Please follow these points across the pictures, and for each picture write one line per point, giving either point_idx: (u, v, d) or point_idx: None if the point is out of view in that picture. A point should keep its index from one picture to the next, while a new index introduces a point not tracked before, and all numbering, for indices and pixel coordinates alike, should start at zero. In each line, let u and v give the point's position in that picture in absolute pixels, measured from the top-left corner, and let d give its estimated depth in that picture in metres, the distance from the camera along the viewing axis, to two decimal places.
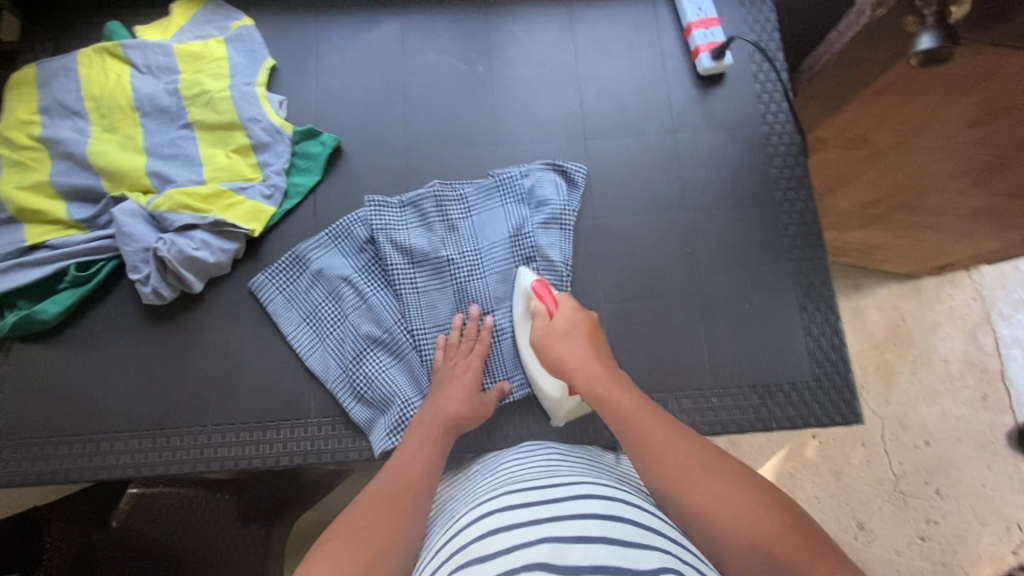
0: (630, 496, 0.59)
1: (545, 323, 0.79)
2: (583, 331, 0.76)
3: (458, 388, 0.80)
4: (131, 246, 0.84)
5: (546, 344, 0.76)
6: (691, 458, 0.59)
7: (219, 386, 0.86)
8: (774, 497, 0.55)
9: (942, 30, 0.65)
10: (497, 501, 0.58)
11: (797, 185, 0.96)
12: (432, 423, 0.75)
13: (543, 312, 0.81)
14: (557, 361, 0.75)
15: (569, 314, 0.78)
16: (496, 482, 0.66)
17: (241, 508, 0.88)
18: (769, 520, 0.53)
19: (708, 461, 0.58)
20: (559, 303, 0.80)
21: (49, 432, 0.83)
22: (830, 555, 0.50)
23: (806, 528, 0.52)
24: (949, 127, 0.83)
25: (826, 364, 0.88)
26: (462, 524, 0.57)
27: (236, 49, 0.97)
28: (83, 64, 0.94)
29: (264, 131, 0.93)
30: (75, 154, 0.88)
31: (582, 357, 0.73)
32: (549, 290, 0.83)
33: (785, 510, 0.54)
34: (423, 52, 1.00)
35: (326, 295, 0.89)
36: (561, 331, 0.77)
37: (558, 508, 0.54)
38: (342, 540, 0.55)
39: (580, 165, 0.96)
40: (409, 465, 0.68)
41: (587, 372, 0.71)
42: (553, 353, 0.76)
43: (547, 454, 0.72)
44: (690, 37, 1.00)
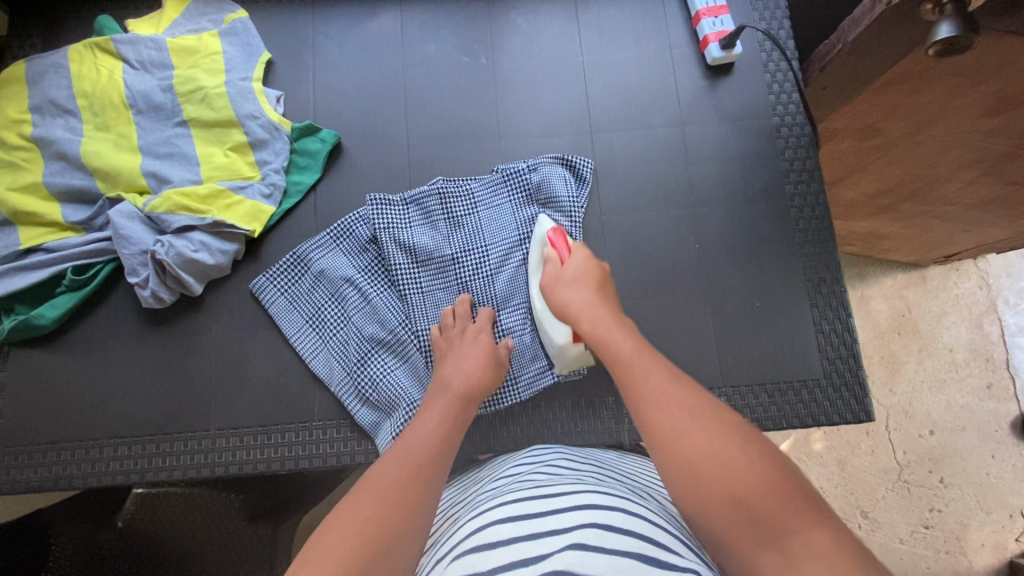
0: (629, 501, 0.58)
1: (556, 268, 0.80)
2: (591, 279, 0.77)
3: (473, 350, 0.79)
4: (128, 249, 0.82)
5: (554, 288, 0.78)
6: (684, 404, 0.56)
7: (223, 391, 0.84)
8: (767, 450, 0.51)
9: (960, 20, 0.63)
10: (494, 511, 0.57)
11: (808, 178, 0.94)
12: (455, 392, 0.74)
13: (556, 258, 0.82)
14: (563, 306, 0.76)
15: (582, 261, 0.80)
16: (502, 489, 0.65)
17: (247, 507, 0.85)
18: (757, 470, 0.49)
19: (701, 408, 0.55)
20: (572, 249, 0.82)
21: (50, 438, 0.82)
22: (816, 513, 0.46)
23: (794, 484, 0.48)
24: (962, 116, 0.80)
25: (836, 362, 0.87)
26: (464, 533, 0.56)
27: (230, 42, 0.95)
28: (74, 60, 0.91)
29: (262, 128, 0.90)
30: (69, 154, 0.86)
31: (587, 302, 0.74)
32: (563, 237, 0.84)
33: (776, 463, 0.50)
34: (423, 44, 0.98)
35: (328, 296, 0.87)
36: (570, 277, 0.78)
37: (558, 519, 0.52)
38: (340, 534, 0.50)
39: (588, 160, 0.93)
40: (419, 445, 0.64)
41: (593, 317, 0.72)
42: (559, 297, 0.77)
43: (556, 460, 0.71)
44: (699, 26, 0.97)
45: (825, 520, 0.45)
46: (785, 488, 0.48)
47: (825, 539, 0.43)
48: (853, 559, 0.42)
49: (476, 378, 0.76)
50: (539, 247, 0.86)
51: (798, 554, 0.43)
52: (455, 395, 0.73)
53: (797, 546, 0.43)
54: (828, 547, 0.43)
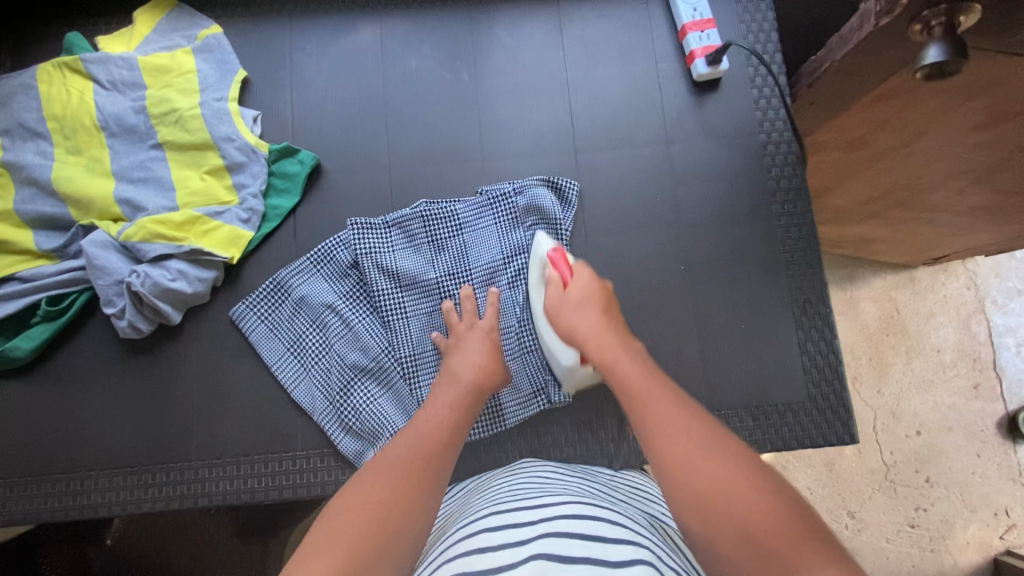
0: (617, 512, 0.57)
1: (559, 290, 0.77)
2: (599, 300, 0.74)
3: (479, 340, 0.78)
4: (103, 280, 0.81)
5: (560, 311, 0.75)
6: (694, 432, 0.52)
7: (204, 421, 0.83)
8: (775, 482, 0.48)
9: (948, 44, 0.61)
10: (485, 520, 0.56)
11: (795, 197, 0.93)
12: (466, 383, 0.72)
13: (558, 279, 0.78)
14: (570, 330, 0.73)
15: (584, 283, 0.76)
16: (495, 498, 0.64)
17: (235, 525, 1.00)
18: (767, 504, 0.46)
19: (709, 435, 0.52)
20: (574, 270, 0.78)
21: (31, 471, 0.81)
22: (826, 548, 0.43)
23: (800, 515, 0.45)
24: (951, 130, 0.79)
25: (822, 383, 0.87)
26: (453, 540, 0.56)
27: (205, 60, 0.92)
28: (42, 81, 0.88)
29: (239, 151, 0.88)
30: (40, 180, 0.84)
31: (595, 326, 0.70)
32: (565, 257, 0.80)
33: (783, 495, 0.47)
34: (404, 59, 0.95)
35: (310, 323, 0.86)
36: (574, 300, 0.74)
37: (546, 527, 0.52)
38: (347, 516, 0.50)
39: (574, 181, 0.92)
40: (428, 433, 0.63)
41: (599, 341, 0.68)
42: (565, 322, 0.73)
43: (549, 475, 0.70)
44: (685, 40, 0.95)
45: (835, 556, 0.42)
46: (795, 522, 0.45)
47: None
48: None
49: (487, 369, 0.75)
50: (538, 266, 0.83)
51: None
52: (465, 384, 0.72)
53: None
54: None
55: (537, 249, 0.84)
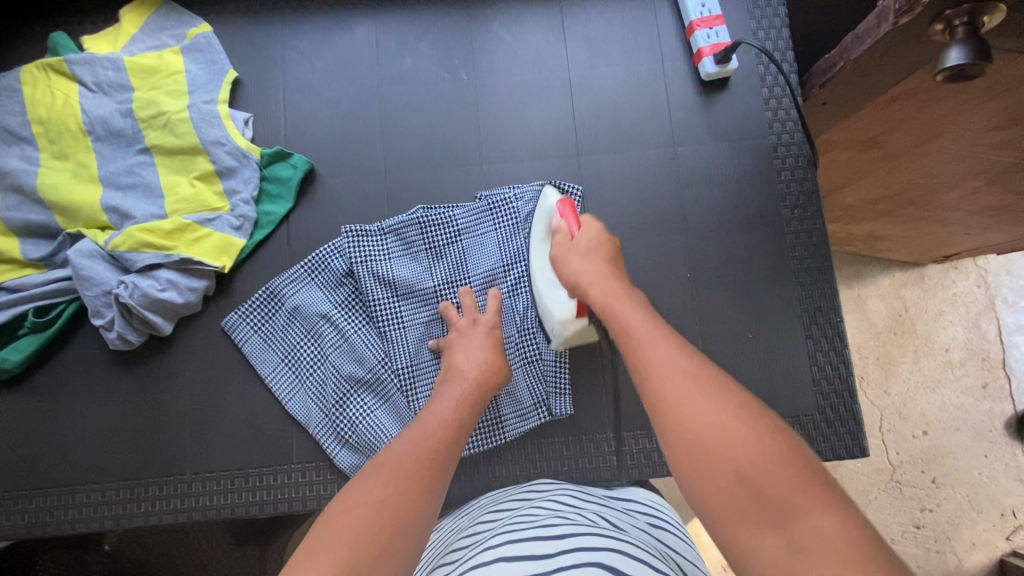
0: (636, 547, 0.55)
1: (565, 241, 0.70)
2: (605, 253, 0.66)
3: (482, 340, 0.77)
4: (91, 290, 0.78)
5: (564, 261, 0.68)
6: (696, 376, 0.48)
7: (197, 434, 0.82)
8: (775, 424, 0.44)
9: (972, 43, 0.57)
10: (501, 548, 0.54)
11: (806, 201, 0.89)
12: (471, 380, 0.71)
13: (565, 232, 0.71)
14: (572, 280, 0.66)
15: (592, 232, 0.69)
16: (508, 521, 0.61)
17: (235, 533, 0.99)
18: (763, 445, 0.42)
19: (707, 378, 0.48)
20: (582, 223, 0.70)
21: (22, 486, 0.80)
22: (827, 492, 0.40)
23: (803, 461, 0.42)
24: (968, 131, 0.74)
25: (832, 394, 0.84)
26: (467, 565, 0.54)
27: (193, 60, 0.89)
28: (26, 83, 0.85)
29: (229, 155, 0.85)
30: (25, 187, 0.81)
31: (598, 275, 0.63)
32: (575, 211, 0.72)
33: (785, 436, 0.43)
34: (400, 58, 0.92)
35: (304, 334, 0.84)
36: (583, 249, 0.67)
37: (563, 559, 0.50)
38: (352, 516, 0.47)
39: (578, 185, 0.89)
40: (429, 433, 0.60)
41: (603, 288, 0.62)
42: (568, 270, 0.66)
43: (566, 500, 0.67)
44: (692, 37, 0.91)
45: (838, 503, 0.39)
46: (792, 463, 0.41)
47: (836, 524, 0.37)
48: (871, 553, 0.35)
49: (490, 366, 0.73)
50: (546, 221, 0.76)
51: (804, 542, 0.37)
52: (471, 381, 0.70)
53: (803, 530, 0.37)
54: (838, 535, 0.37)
55: (544, 202, 0.78)
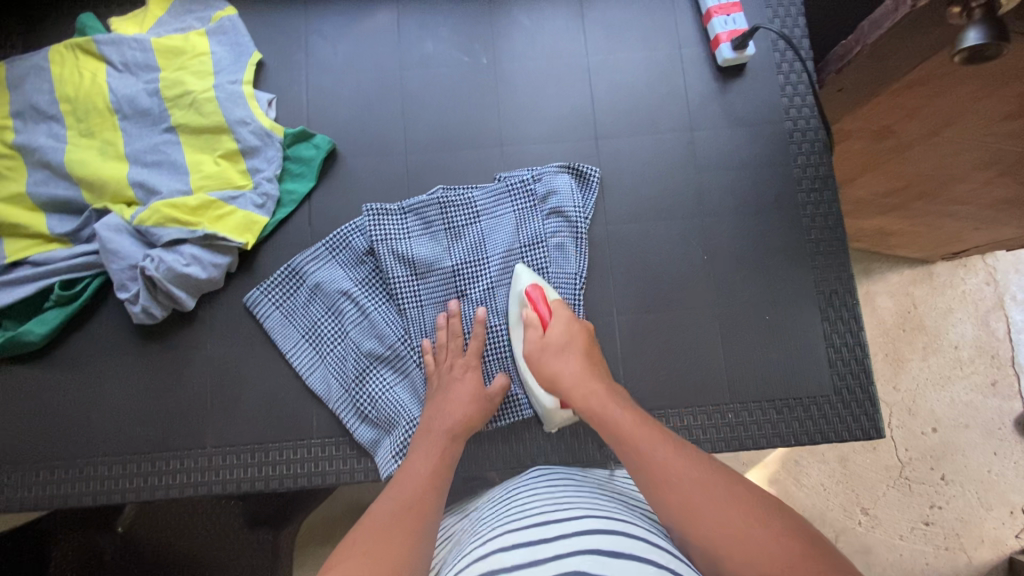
0: (636, 525, 0.56)
1: (537, 336, 0.74)
2: (579, 346, 0.73)
3: (461, 390, 0.77)
4: (117, 264, 0.80)
5: (542, 361, 0.72)
6: (699, 482, 0.54)
7: (218, 409, 0.82)
8: (783, 515, 0.51)
9: (989, 25, 0.58)
10: (500, 538, 0.55)
11: (822, 185, 0.90)
12: (440, 430, 0.73)
13: (537, 321, 0.76)
14: (554, 378, 0.71)
15: (565, 327, 0.75)
16: (507, 514, 0.62)
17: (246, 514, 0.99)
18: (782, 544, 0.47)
19: (708, 479, 0.55)
20: (553, 311, 0.77)
21: (45, 457, 0.81)
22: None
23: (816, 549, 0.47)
24: (982, 119, 0.74)
25: (847, 376, 0.85)
26: (469, 559, 0.55)
27: (218, 42, 0.90)
28: (55, 63, 0.87)
29: (253, 134, 0.86)
30: (52, 163, 0.83)
31: (578, 373, 0.70)
32: (542, 295, 0.78)
33: (792, 523, 0.50)
34: (421, 42, 0.93)
35: (325, 310, 0.85)
36: (557, 344, 0.73)
37: (558, 545, 0.51)
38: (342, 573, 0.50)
39: (596, 167, 0.90)
40: (408, 486, 0.64)
41: (586, 389, 0.68)
42: (549, 370, 0.72)
43: (564, 484, 0.68)
44: (710, 24, 0.92)
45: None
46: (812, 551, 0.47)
47: None
48: None
49: (463, 417, 0.75)
50: (517, 307, 0.81)
51: None
52: (441, 431, 0.73)
53: None
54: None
55: (515, 283, 0.83)
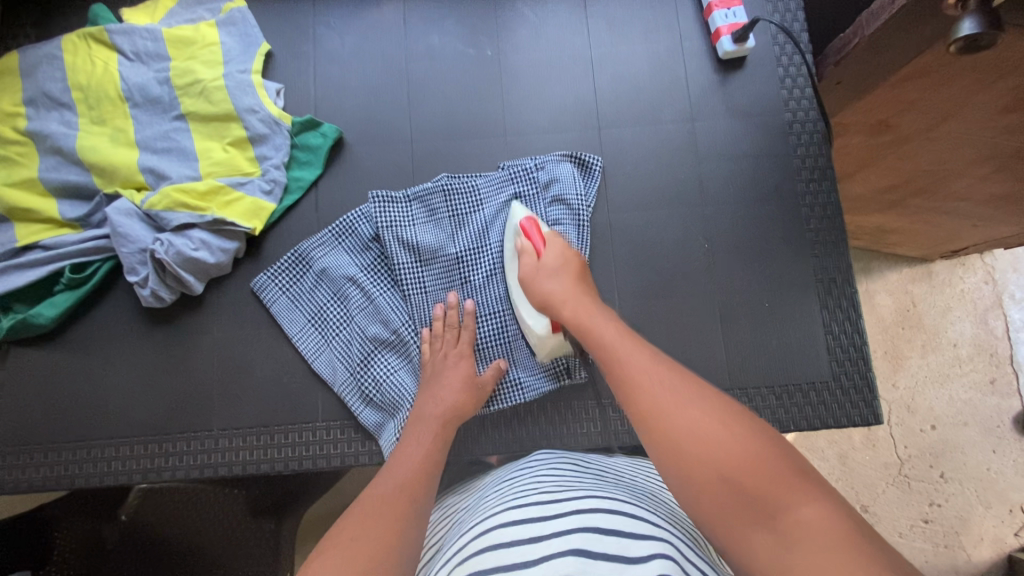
0: (636, 505, 0.57)
1: (532, 260, 0.78)
2: (571, 271, 0.76)
3: (454, 376, 0.79)
4: (127, 248, 0.81)
5: (533, 282, 0.76)
6: (673, 386, 0.54)
7: (224, 392, 0.83)
8: (759, 426, 0.49)
9: (984, 16, 0.60)
10: (500, 513, 0.55)
11: (821, 176, 0.92)
12: (441, 415, 0.75)
13: (531, 249, 0.80)
14: (545, 298, 0.74)
15: (557, 253, 0.78)
16: (505, 493, 0.62)
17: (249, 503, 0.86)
18: (744, 449, 0.47)
19: (689, 389, 0.54)
20: (547, 240, 0.80)
21: (53, 439, 0.82)
22: (806, 486, 0.44)
23: (781, 457, 0.46)
24: (978, 111, 0.75)
25: (846, 364, 0.86)
26: (468, 535, 0.55)
27: (228, 32, 0.92)
28: (67, 51, 0.88)
29: (262, 122, 0.88)
30: (64, 149, 0.84)
31: (568, 291, 0.73)
32: (538, 227, 0.81)
33: (765, 438, 0.48)
34: (427, 35, 0.95)
35: (330, 295, 0.86)
36: (550, 268, 0.76)
37: (562, 522, 0.51)
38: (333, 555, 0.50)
39: (598, 157, 0.92)
40: (400, 467, 0.66)
41: (574, 305, 0.71)
42: (540, 290, 0.75)
43: (562, 466, 0.68)
44: (711, 18, 0.94)
45: (821, 494, 0.43)
46: (773, 458, 0.46)
47: (818, 514, 0.41)
48: (850, 534, 0.40)
49: (458, 403, 0.76)
50: (512, 239, 0.84)
51: (791, 533, 0.41)
52: (438, 418, 0.74)
53: (788, 525, 0.41)
54: (822, 523, 0.41)
55: (510, 220, 0.86)
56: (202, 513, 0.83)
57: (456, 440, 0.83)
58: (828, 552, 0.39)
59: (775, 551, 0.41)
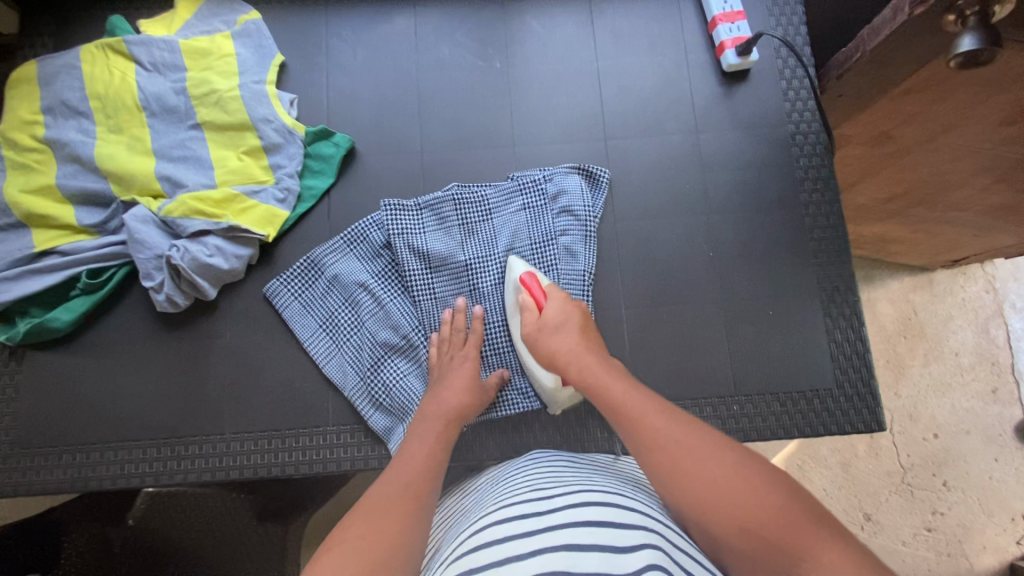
0: (628, 497, 0.58)
1: (535, 316, 0.78)
2: (575, 323, 0.75)
3: (460, 377, 0.79)
4: (143, 253, 0.82)
5: (538, 342, 0.75)
6: (682, 439, 0.55)
7: (236, 396, 0.85)
8: (773, 472, 0.51)
9: (983, 32, 0.61)
10: (496, 511, 0.56)
11: (823, 186, 0.93)
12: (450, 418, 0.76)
13: (532, 304, 0.79)
14: (550, 356, 0.73)
15: (560, 307, 0.77)
16: (502, 492, 0.63)
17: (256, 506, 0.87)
18: (764, 501, 0.49)
19: (699, 440, 0.54)
20: (547, 295, 0.79)
21: (67, 441, 0.83)
22: (826, 531, 0.46)
23: (799, 504, 0.48)
24: (978, 124, 0.77)
25: (850, 371, 0.87)
26: (465, 535, 0.56)
27: (243, 44, 0.94)
28: (86, 62, 0.90)
29: (276, 132, 0.90)
30: (82, 157, 0.86)
31: (573, 349, 0.71)
32: (538, 281, 0.81)
33: (780, 484, 0.50)
34: (437, 47, 0.97)
35: (342, 301, 0.88)
36: (552, 324, 0.75)
37: (554, 518, 0.52)
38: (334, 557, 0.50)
39: (605, 168, 0.93)
40: (406, 466, 0.65)
41: (579, 364, 0.69)
42: (545, 350, 0.74)
43: (558, 463, 0.69)
44: (715, 31, 0.96)
45: (839, 541, 0.45)
46: (792, 506, 0.48)
47: (839, 558, 0.44)
48: None
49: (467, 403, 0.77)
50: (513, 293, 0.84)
51: None
52: (443, 418, 0.74)
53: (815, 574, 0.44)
54: (849, 570, 0.43)
55: (510, 274, 0.86)
56: (211, 518, 0.84)
57: (465, 446, 0.84)
58: None
59: None
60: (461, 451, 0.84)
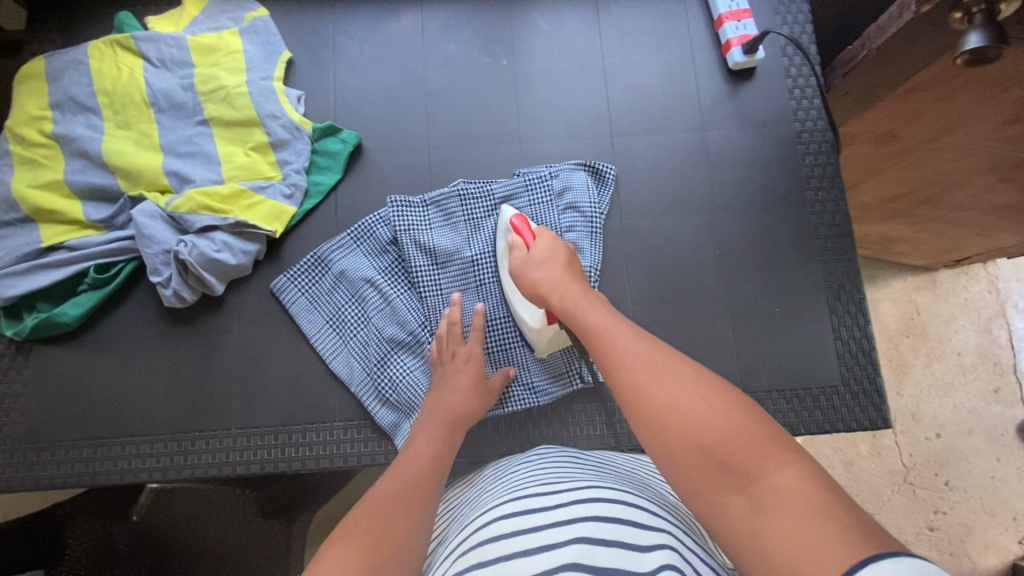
0: (633, 494, 0.58)
1: (522, 252, 0.78)
2: (562, 257, 0.74)
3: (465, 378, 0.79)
4: (151, 249, 0.83)
5: (522, 273, 0.75)
6: (654, 362, 0.55)
7: (243, 392, 0.85)
8: (741, 397, 0.50)
9: (990, 28, 0.61)
10: (503, 506, 0.56)
11: (829, 184, 0.94)
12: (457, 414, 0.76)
13: (522, 244, 0.79)
14: (534, 287, 0.73)
15: (546, 245, 0.77)
16: (506, 486, 0.63)
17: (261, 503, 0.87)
18: (726, 422, 0.48)
19: (672, 365, 0.54)
20: (536, 234, 0.79)
21: (75, 436, 0.83)
22: (786, 454, 0.45)
23: (762, 428, 0.47)
24: (983, 123, 0.77)
25: (855, 369, 0.87)
26: (471, 529, 0.55)
27: (251, 40, 0.94)
28: (93, 57, 0.90)
29: (283, 128, 0.90)
30: (90, 152, 0.86)
31: (556, 280, 0.71)
32: (528, 224, 0.82)
33: (748, 410, 0.49)
34: (443, 44, 0.97)
35: (349, 296, 0.88)
36: (537, 259, 0.75)
37: (561, 513, 0.52)
38: (341, 549, 0.50)
39: (611, 165, 0.93)
40: (408, 465, 0.65)
41: (560, 295, 0.70)
42: (529, 280, 0.74)
43: (563, 459, 0.69)
44: (721, 29, 0.97)
45: (797, 460, 0.44)
46: (755, 430, 0.47)
47: (794, 479, 0.43)
48: (823, 499, 0.41)
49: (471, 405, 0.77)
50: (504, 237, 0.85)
51: (765, 501, 0.42)
52: (447, 417, 0.74)
53: (765, 490, 0.43)
54: (799, 488, 0.42)
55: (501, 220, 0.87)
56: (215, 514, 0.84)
57: (471, 442, 0.84)
58: (802, 518, 0.40)
59: (750, 516, 0.43)
60: (468, 447, 0.84)
